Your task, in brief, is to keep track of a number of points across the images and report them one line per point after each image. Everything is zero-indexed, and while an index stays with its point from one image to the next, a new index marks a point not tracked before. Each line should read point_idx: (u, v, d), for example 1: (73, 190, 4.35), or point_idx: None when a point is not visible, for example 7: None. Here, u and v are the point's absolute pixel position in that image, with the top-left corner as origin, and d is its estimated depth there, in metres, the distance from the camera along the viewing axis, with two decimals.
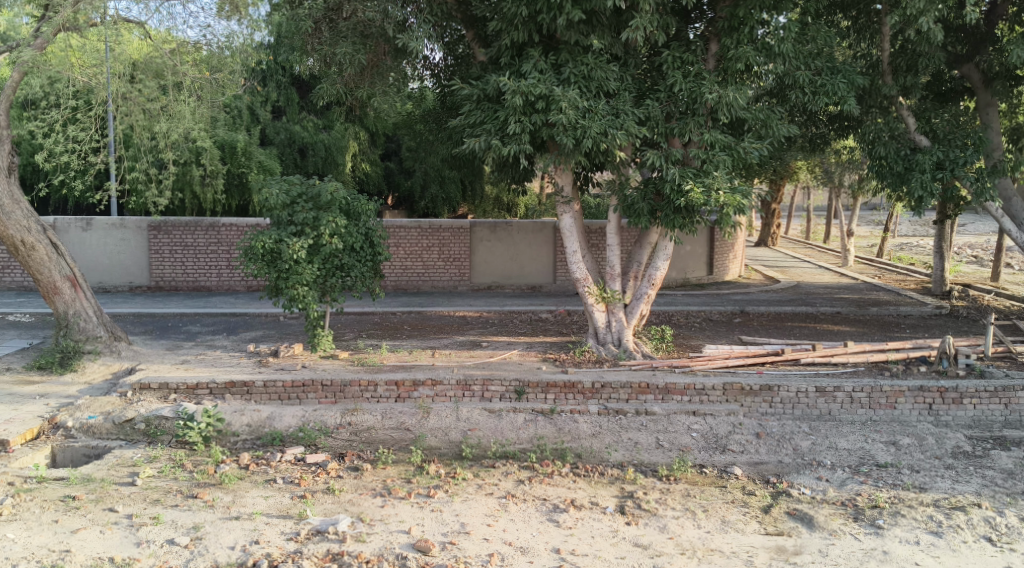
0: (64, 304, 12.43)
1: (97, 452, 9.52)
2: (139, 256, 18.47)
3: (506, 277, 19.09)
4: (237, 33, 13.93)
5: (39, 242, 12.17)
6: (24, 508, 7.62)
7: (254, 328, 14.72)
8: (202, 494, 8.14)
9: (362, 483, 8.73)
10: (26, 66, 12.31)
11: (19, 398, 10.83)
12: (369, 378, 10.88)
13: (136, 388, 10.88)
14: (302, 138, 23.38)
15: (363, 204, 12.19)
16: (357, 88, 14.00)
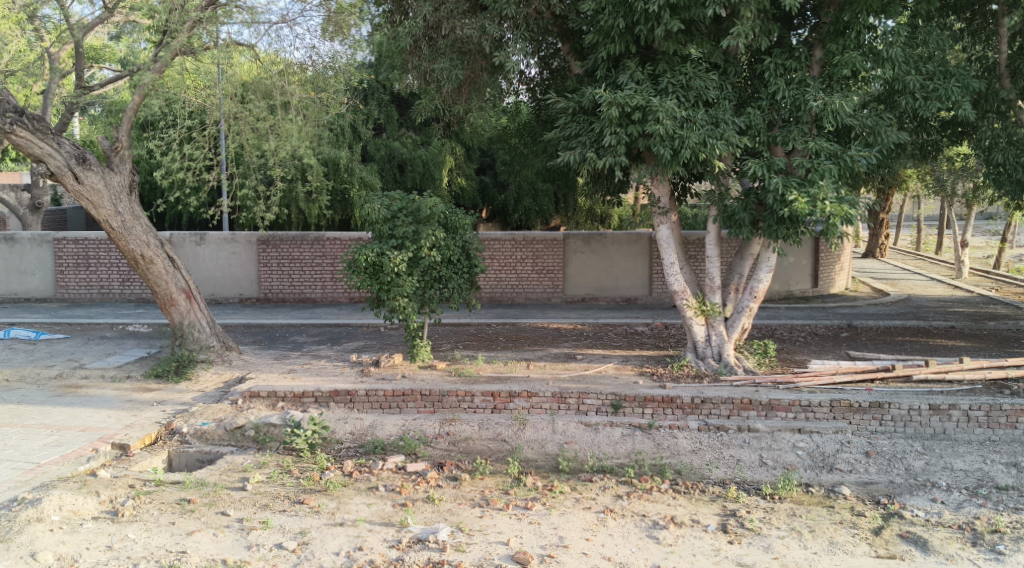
0: (179, 315, 13.01)
1: (209, 457, 9.87)
2: (248, 269, 19.17)
3: (601, 289, 18.98)
4: (341, 54, 14.44)
5: (157, 256, 12.78)
6: (144, 510, 7.99)
7: (355, 339, 15.07)
8: (308, 500, 8.37)
9: (460, 493, 8.80)
10: (145, 89, 12.94)
11: (138, 405, 11.36)
12: (466, 389, 11.02)
13: (246, 396, 11.29)
14: (401, 154, 23.96)
15: (461, 218, 12.39)
16: (454, 105, 14.23)
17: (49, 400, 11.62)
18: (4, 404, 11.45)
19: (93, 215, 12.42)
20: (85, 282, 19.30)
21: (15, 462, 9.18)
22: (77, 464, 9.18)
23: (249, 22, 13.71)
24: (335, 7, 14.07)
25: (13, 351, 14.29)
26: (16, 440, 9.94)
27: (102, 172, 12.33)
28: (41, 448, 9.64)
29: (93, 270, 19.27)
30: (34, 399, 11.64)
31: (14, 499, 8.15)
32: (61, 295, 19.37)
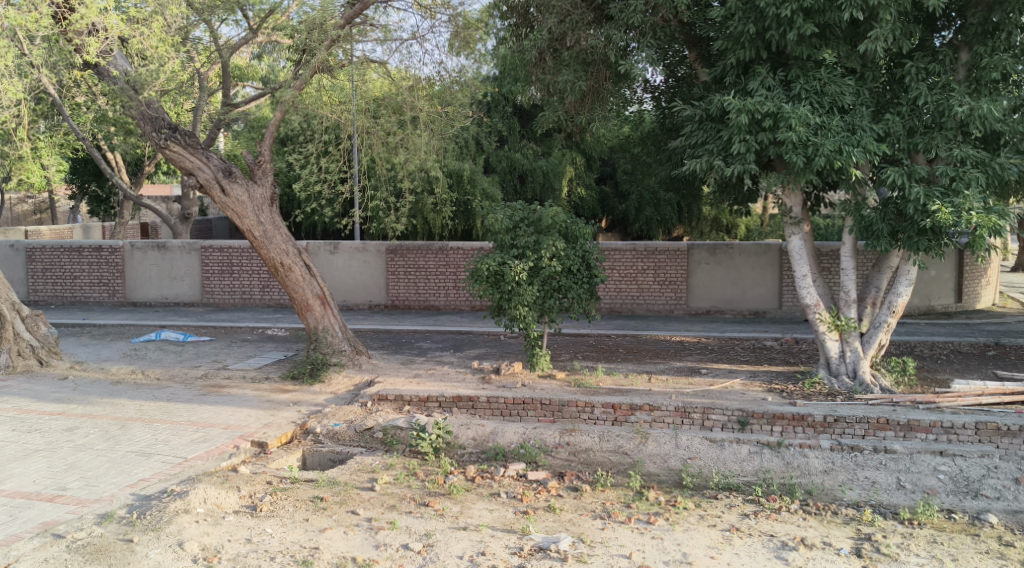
0: (314, 320, 13.55)
1: (340, 457, 10.21)
2: (376, 277, 19.78)
3: (727, 301, 18.55)
4: (468, 67, 14.73)
5: (295, 264, 13.38)
6: (280, 506, 8.35)
7: (477, 346, 15.30)
8: (433, 503, 8.53)
9: (582, 504, 8.77)
10: (286, 106, 13.57)
11: (276, 405, 11.91)
12: (587, 399, 11.00)
13: (375, 399, 11.67)
14: (523, 165, 24.29)
15: (582, 227, 12.35)
16: (577, 115, 14.24)
17: (195, 398, 12.33)
18: (155, 401, 12.22)
19: (237, 225, 13.11)
20: (228, 289, 20.37)
21: (165, 456, 9.78)
22: (220, 460, 9.70)
23: (382, 40, 14.20)
24: (462, 22, 14.39)
25: (164, 351, 15.23)
26: (166, 435, 10.59)
27: (245, 185, 13.00)
28: (188, 443, 10.24)
29: (235, 276, 20.31)
30: (182, 397, 12.37)
31: (164, 491, 8.67)
32: (207, 300, 20.51)
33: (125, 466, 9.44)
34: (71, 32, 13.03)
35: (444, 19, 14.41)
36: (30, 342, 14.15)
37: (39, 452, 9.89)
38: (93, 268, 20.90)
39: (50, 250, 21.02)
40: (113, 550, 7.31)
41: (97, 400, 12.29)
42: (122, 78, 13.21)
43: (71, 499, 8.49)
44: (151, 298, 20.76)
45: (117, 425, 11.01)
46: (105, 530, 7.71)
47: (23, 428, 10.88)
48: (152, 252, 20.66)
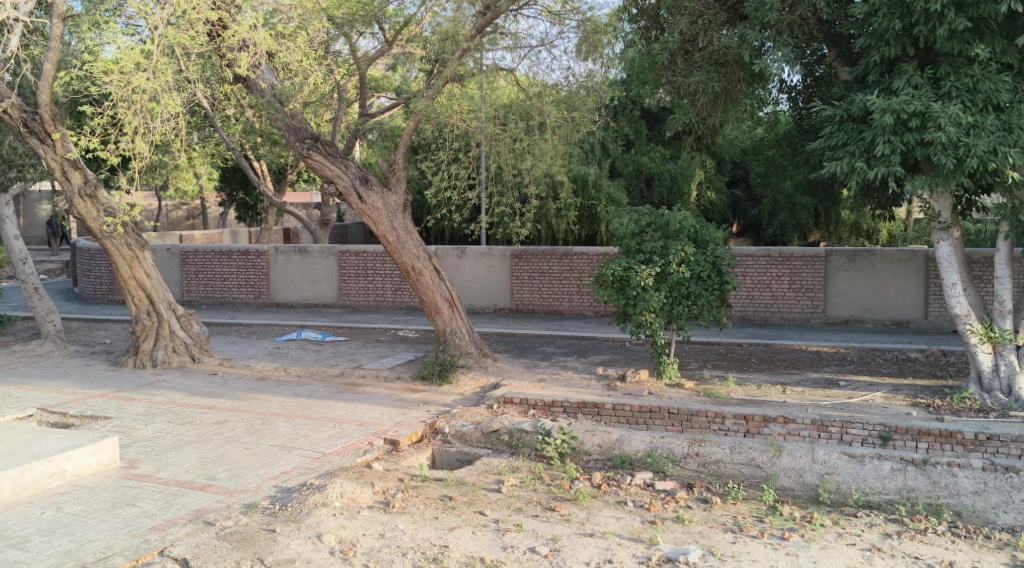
0: (442, 323, 13.82)
1: (468, 457, 10.36)
2: (502, 281, 19.97)
3: (867, 310, 17.77)
4: (596, 71, 14.66)
5: (426, 268, 13.72)
6: (411, 503, 8.56)
7: (603, 352, 15.23)
8: (559, 508, 8.54)
9: (711, 516, 8.56)
10: (419, 115, 13.93)
11: (407, 405, 12.22)
12: (717, 409, 10.74)
13: (502, 401, 11.82)
14: (650, 169, 24.24)
15: (712, 232, 12.13)
16: (710, 116, 13.92)
17: (332, 396, 12.80)
18: (295, 397, 12.77)
19: (372, 230, 13.54)
20: (363, 291, 21.06)
21: (305, 451, 10.21)
22: (355, 455, 10.04)
23: (512, 48, 14.35)
24: (591, 27, 14.23)
25: (303, 350, 15.89)
26: (306, 430, 11.04)
27: (381, 193, 13.42)
28: (325, 439, 10.66)
29: (370, 279, 20.98)
30: (320, 395, 12.87)
31: (303, 484, 9.05)
32: (343, 301, 21.27)
33: (268, 459, 9.90)
34: (224, 48, 13.75)
35: (573, 25, 14.43)
36: (184, 340, 15.05)
37: (191, 443, 10.51)
38: (240, 271, 22.06)
39: (202, 253, 22.35)
40: (257, 539, 7.67)
41: (243, 395, 12.96)
42: (269, 91, 13.90)
43: (220, 488, 8.97)
44: (292, 299, 21.71)
45: (261, 420, 11.56)
46: (250, 519, 8.11)
47: (177, 420, 11.59)
48: (294, 256, 21.59)
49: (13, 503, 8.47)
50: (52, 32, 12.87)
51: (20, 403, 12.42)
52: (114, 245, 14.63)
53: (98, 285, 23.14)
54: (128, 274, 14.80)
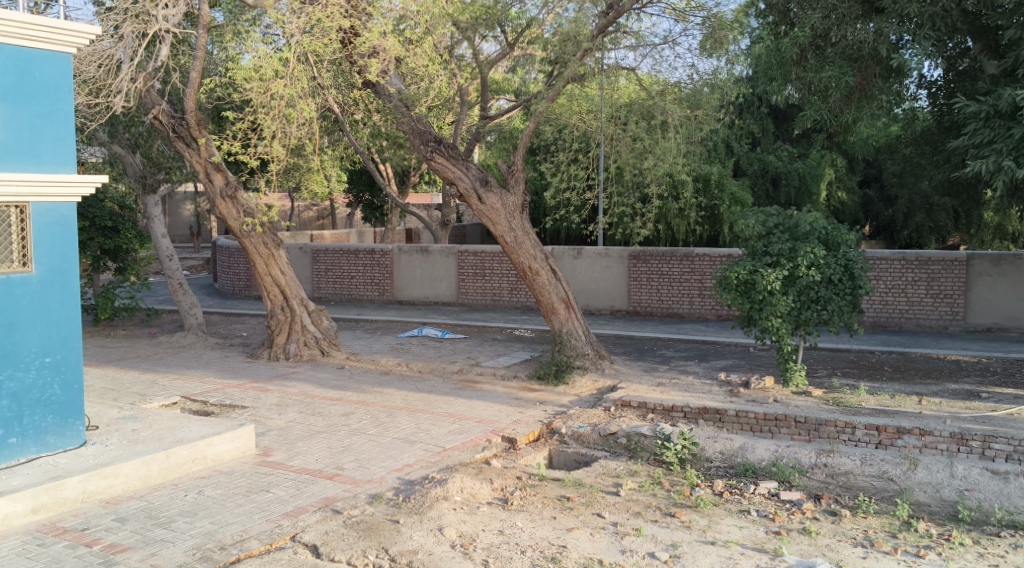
0: (559, 323, 13.85)
1: (585, 459, 10.32)
2: (621, 282, 19.84)
3: (1012, 318, 16.76)
4: (721, 68, 14.33)
5: (542, 268, 13.79)
6: (530, 502, 8.61)
7: (725, 357, 14.92)
8: (680, 514, 8.39)
9: (840, 529, 8.23)
10: (539, 116, 13.98)
11: (525, 404, 12.32)
12: (847, 419, 10.34)
13: (619, 404, 11.75)
14: (776, 167, 23.53)
15: (844, 234, 11.70)
16: (843, 113, 13.34)
17: (453, 392, 13.03)
18: (417, 392, 13.07)
19: (491, 231, 13.71)
20: (481, 290, 21.33)
21: (426, 445, 10.44)
22: (474, 451, 10.20)
23: (634, 46, 14.26)
24: (716, 23, 13.98)
25: (425, 347, 16.26)
26: (427, 425, 11.28)
27: (500, 194, 13.59)
28: (446, 434, 10.87)
29: (488, 278, 21.23)
30: (441, 391, 13.13)
31: (425, 477, 9.24)
32: (462, 300, 21.60)
33: (392, 452, 10.16)
34: (355, 55, 14.23)
35: (698, 22, 14.20)
36: (314, 334, 15.65)
37: (320, 433, 10.91)
38: (365, 269, 22.76)
39: (331, 252, 23.18)
40: (382, 529, 7.87)
41: (368, 389, 13.37)
42: (396, 95, 14.27)
43: (347, 478, 9.27)
44: (414, 297, 22.21)
45: (385, 413, 11.89)
46: (375, 510, 8.35)
47: (308, 410, 12.06)
48: (417, 255, 22.10)
49: (160, 485, 9.00)
50: (197, 42, 13.56)
51: (166, 391, 13.21)
52: (252, 243, 15.39)
53: (235, 281, 24.35)
54: (264, 271, 15.51)
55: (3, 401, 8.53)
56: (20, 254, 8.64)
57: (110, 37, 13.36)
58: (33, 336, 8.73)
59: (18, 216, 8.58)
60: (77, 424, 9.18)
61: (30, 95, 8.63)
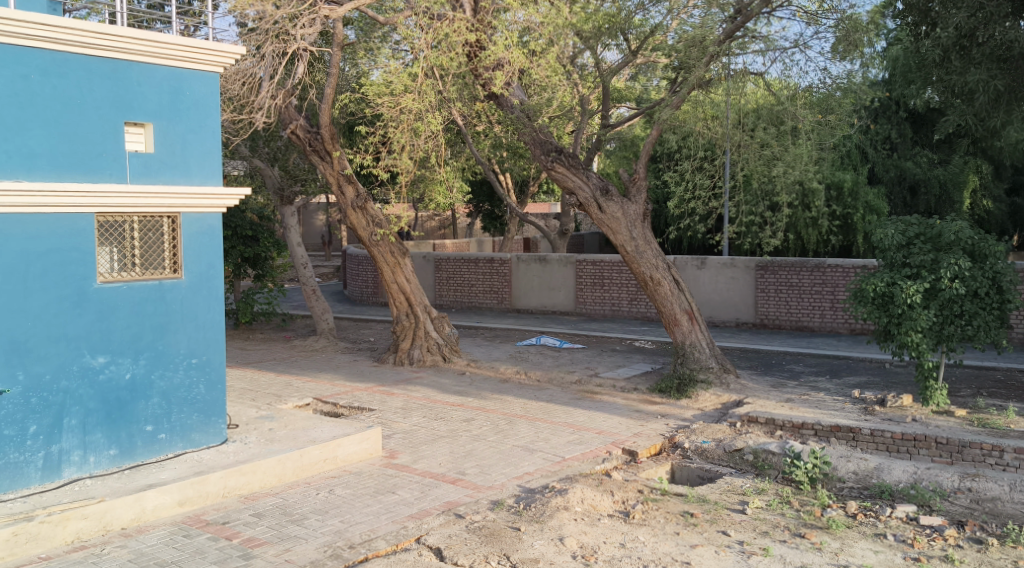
0: (681, 335, 13.61)
1: (710, 475, 10.06)
2: (747, 294, 19.35)
3: None
4: (855, 72, 13.76)
5: (665, 278, 13.60)
6: (652, 516, 8.49)
7: (858, 373, 14.31)
8: (810, 535, 8.07)
9: (987, 558, 7.68)
10: (663, 124, 13.81)
11: (646, 416, 12.18)
12: (994, 442, 9.73)
13: (745, 420, 11.45)
14: (914, 175, 22.78)
15: (992, 245, 11.02)
16: (990, 117, 12.72)
17: (572, 402, 13.03)
18: (537, 401, 13.14)
19: (611, 240, 13.66)
20: (600, 300, 21.22)
21: (546, 454, 10.47)
22: (594, 462, 10.16)
23: (763, 51, 13.95)
24: (850, 25, 13.43)
25: (544, 356, 16.33)
26: (547, 433, 11.33)
27: (621, 203, 13.54)
28: (566, 444, 10.87)
29: (607, 288, 21.10)
30: (560, 400, 13.16)
31: (546, 486, 9.27)
32: (580, 310, 21.56)
33: (513, 459, 10.24)
34: (480, 68, 14.47)
35: (831, 24, 13.71)
36: (436, 340, 15.97)
37: (443, 437, 11.12)
38: (486, 277, 23.07)
39: (453, 260, 23.65)
40: (503, 536, 7.93)
41: (489, 396, 13.54)
42: (518, 106, 14.36)
43: (469, 483, 9.41)
44: (533, 306, 22.34)
45: (506, 420, 12.00)
46: (497, 516, 8.43)
47: (431, 415, 12.31)
48: (535, 264, 22.21)
49: (294, 483, 9.39)
50: (332, 59, 14.07)
51: (299, 392, 13.77)
52: (379, 252, 15.86)
53: (363, 288, 25.17)
54: (390, 279, 15.95)
55: (154, 399, 9.07)
56: (171, 261, 9.19)
57: (253, 56, 13.96)
58: (182, 338, 9.26)
59: (170, 226, 9.11)
60: (219, 422, 9.70)
61: (180, 113, 9.19)
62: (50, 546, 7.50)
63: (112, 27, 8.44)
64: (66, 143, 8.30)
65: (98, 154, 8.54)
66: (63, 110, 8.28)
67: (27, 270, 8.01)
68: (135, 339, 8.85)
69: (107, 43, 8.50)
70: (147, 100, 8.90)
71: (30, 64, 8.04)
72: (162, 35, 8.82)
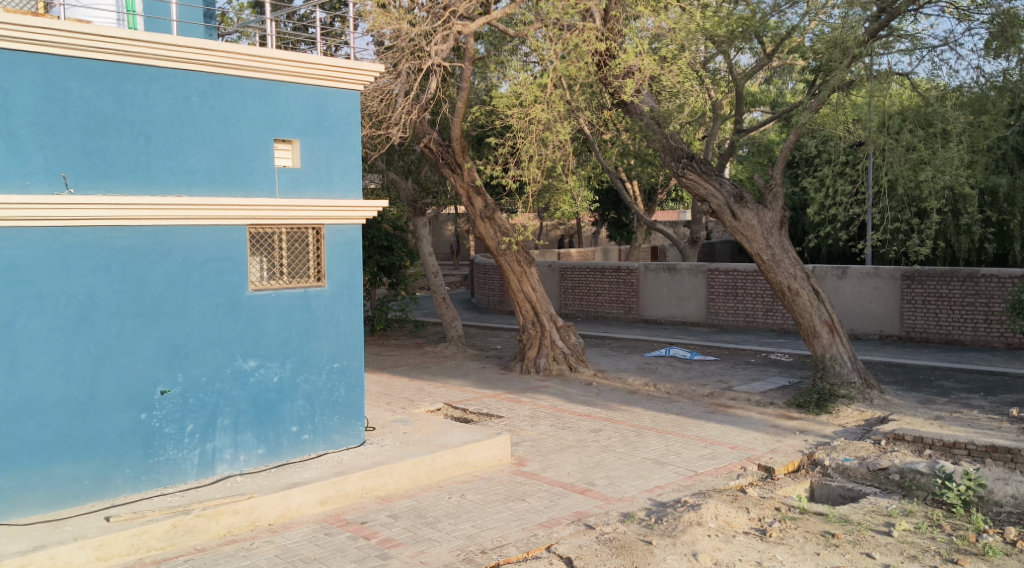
0: (821, 347, 13.09)
1: (852, 494, 9.63)
2: (892, 305, 18.45)
3: None
4: (1011, 70, 13.23)
5: (803, 288, 13.14)
6: (790, 535, 8.19)
7: (1017, 390, 13.40)
8: (964, 561, 7.57)
9: None
10: (802, 128, 13.36)
11: (783, 432, 11.79)
12: None
13: (890, 438, 10.92)
14: None
15: None
16: None
17: (703, 416, 12.77)
18: (667, 413, 12.95)
19: (747, 249, 13.34)
20: (733, 311, 20.70)
21: (678, 467, 10.30)
22: (728, 478, 9.92)
23: (909, 50, 13.31)
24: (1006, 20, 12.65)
25: (674, 367, 16.09)
26: (678, 447, 11.15)
27: (756, 210, 13.20)
28: (698, 458, 10.66)
29: (740, 298, 20.57)
30: (692, 413, 12.93)
31: (677, 500, 9.12)
32: (712, 320, 21.10)
33: (643, 472, 10.13)
34: (611, 76, 14.43)
35: (984, 20, 12.95)
36: (564, 349, 15.99)
37: (572, 447, 11.12)
38: (614, 286, 22.94)
39: (579, 269, 23.66)
40: (635, 549, 7.83)
41: (618, 406, 13.45)
42: (648, 113, 14.22)
43: (599, 494, 9.37)
44: (662, 315, 22.04)
45: (635, 432, 11.88)
46: (628, 528, 8.35)
47: (559, 424, 12.34)
48: (664, 274, 21.91)
49: (427, 486, 9.61)
50: (464, 74, 14.29)
51: (431, 397, 14.09)
52: (507, 261, 16.05)
53: (491, 297, 25.51)
54: (518, 288, 16.10)
55: (300, 401, 9.49)
56: (315, 270, 9.60)
57: (389, 73, 14.48)
58: (325, 344, 9.65)
59: (314, 238, 9.52)
60: (357, 425, 10.04)
61: (325, 129, 9.60)
62: (205, 538, 7.94)
63: (262, 50, 8.90)
64: (222, 159, 8.82)
65: (251, 170, 9.03)
66: (219, 128, 8.80)
67: (188, 279, 8.54)
68: (283, 343, 9.29)
69: (259, 65, 8.97)
70: (294, 117, 9.34)
71: (191, 87, 8.59)
72: (308, 56, 9.23)
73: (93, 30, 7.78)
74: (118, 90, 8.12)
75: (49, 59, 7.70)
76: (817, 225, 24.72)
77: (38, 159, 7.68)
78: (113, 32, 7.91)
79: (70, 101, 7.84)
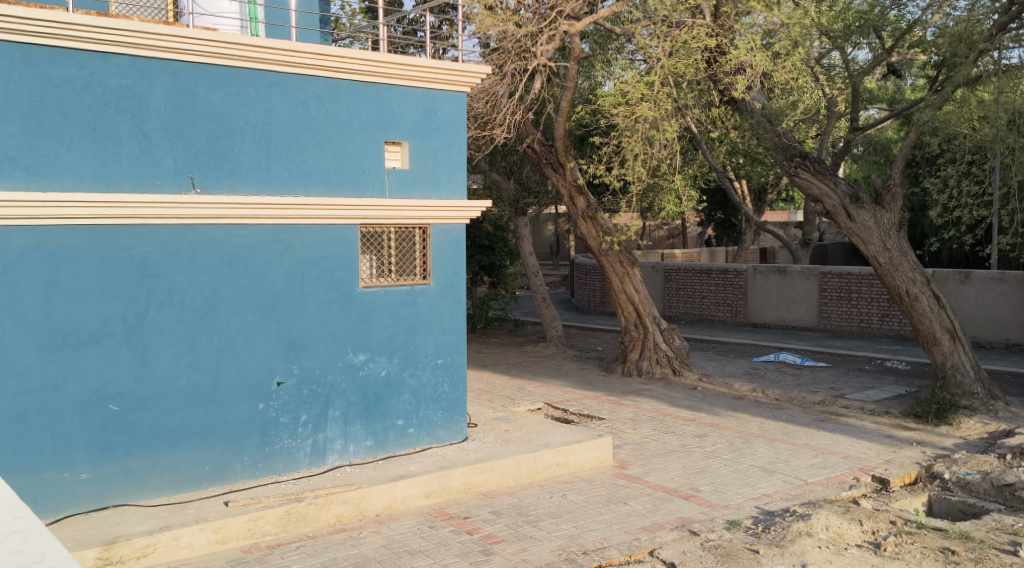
0: (941, 355, 12.52)
1: (974, 510, 9.14)
2: (1019, 312, 17.48)
3: None
4: None
5: (923, 293, 12.59)
6: (906, 550, 7.83)
7: None
8: None
9: None
10: (922, 127, 12.75)
11: (899, 443, 11.32)
12: None
13: (1017, 452, 10.33)
14: None
15: None
16: None
17: (814, 424, 12.39)
18: (775, 420, 12.63)
19: (863, 252, 12.87)
20: (846, 316, 20.01)
21: (786, 476, 10.03)
22: (839, 489, 9.59)
23: None
24: None
25: (783, 373, 15.68)
26: (787, 455, 10.85)
27: (873, 211, 12.73)
28: (808, 467, 10.36)
29: (854, 303, 19.86)
30: (801, 421, 12.57)
31: (786, 509, 8.87)
32: (822, 325, 20.46)
33: (750, 479, 9.91)
34: (720, 73, 14.17)
35: None
36: (667, 353, 15.79)
37: (676, 452, 10.98)
38: (719, 289, 22.53)
39: (684, 271, 23.33)
40: (741, 557, 7.66)
41: (723, 412, 13.19)
42: (759, 111, 13.88)
43: (704, 500, 9.22)
44: (769, 320, 21.51)
45: (741, 439, 11.64)
46: (734, 536, 8.18)
47: (663, 428, 12.20)
48: (773, 276, 21.37)
49: (529, 485, 9.66)
50: (569, 74, 14.24)
51: (532, 396, 14.15)
52: (609, 262, 15.91)
53: (592, 297, 25.42)
54: (620, 289, 15.97)
55: (406, 396, 9.68)
56: (422, 268, 9.77)
57: (494, 75, 14.61)
58: (430, 340, 9.81)
59: (421, 237, 9.70)
60: (461, 420, 10.18)
61: (433, 130, 9.75)
62: (316, 526, 8.21)
63: (376, 54, 9.11)
64: (336, 160, 9.10)
65: (364, 171, 9.28)
66: (335, 130, 9.07)
67: (304, 276, 8.84)
68: (391, 338, 9.50)
69: (372, 68, 9.18)
70: (405, 120, 9.53)
71: (308, 91, 8.88)
72: (419, 60, 9.40)
73: (221, 39, 8.14)
74: (243, 95, 8.47)
75: (180, 67, 8.10)
76: (939, 227, 23.62)
77: (169, 160, 8.09)
78: (239, 39, 8.26)
79: (198, 105, 8.22)
